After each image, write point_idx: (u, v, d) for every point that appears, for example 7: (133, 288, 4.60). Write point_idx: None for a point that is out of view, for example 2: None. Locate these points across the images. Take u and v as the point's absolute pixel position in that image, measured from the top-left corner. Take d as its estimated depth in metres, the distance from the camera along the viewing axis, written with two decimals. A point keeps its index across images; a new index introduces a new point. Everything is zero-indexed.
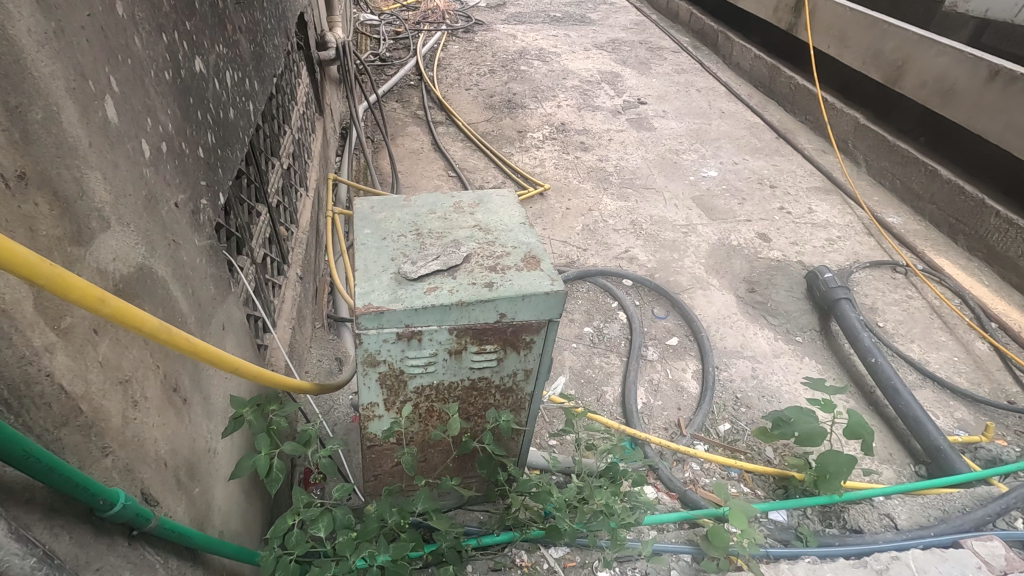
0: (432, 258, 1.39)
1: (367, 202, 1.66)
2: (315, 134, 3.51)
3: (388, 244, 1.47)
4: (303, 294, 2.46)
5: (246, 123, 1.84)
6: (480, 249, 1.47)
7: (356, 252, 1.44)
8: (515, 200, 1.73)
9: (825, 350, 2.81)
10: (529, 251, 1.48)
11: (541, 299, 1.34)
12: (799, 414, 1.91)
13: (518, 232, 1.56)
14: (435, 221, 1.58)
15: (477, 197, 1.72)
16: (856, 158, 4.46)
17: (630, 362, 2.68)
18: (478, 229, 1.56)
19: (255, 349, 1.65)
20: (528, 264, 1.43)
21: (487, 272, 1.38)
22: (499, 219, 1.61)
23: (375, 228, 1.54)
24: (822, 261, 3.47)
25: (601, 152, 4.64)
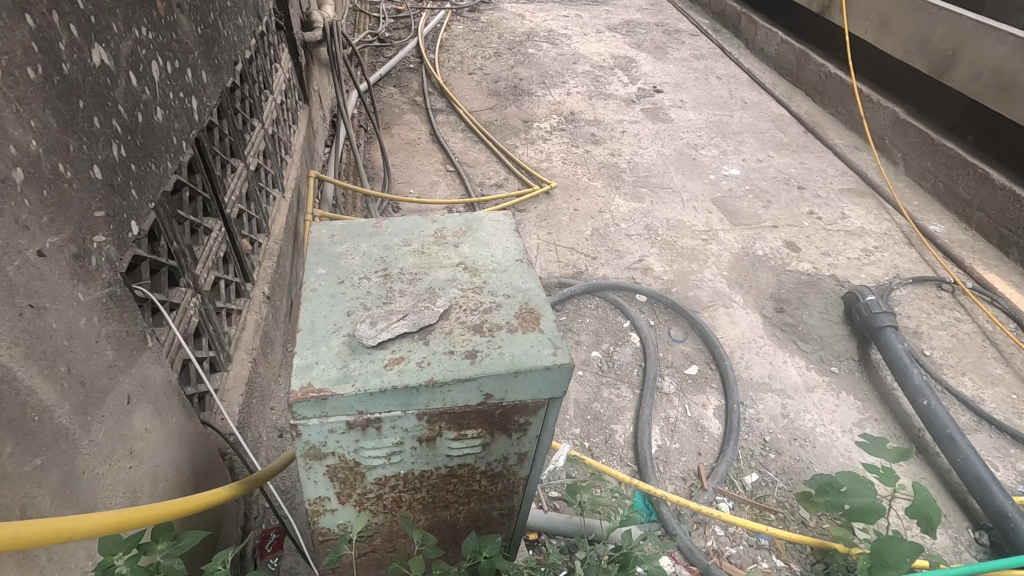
0: (399, 316, 1.07)
1: (328, 229, 1.33)
2: (298, 126, 3.17)
3: (347, 291, 1.15)
4: (271, 316, 2.15)
5: (186, 124, 1.51)
6: (463, 299, 1.15)
7: (304, 303, 1.12)
8: (512, 226, 1.39)
9: (865, 384, 2.47)
10: (525, 301, 1.16)
11: (539, 376, 1.02)
12: (852, 482, 1.57)
13: (512, 272, 1.23)
14: (410, 256, 1.26)
15: (465, 222, 1.39)
16: (893, 156, 4.07)
17: (643, 396, 2.36)
18: (463, 267, 1.24)
19: (189, 410, 1.34)
20: (524, 322, 1.10)
21: (470, 336, 1.06)
22: (490, 254, 1.29)
23: (332, 268, 1.21)
24: (858, 275, 3.11)
25: (613, 145, 4.26)
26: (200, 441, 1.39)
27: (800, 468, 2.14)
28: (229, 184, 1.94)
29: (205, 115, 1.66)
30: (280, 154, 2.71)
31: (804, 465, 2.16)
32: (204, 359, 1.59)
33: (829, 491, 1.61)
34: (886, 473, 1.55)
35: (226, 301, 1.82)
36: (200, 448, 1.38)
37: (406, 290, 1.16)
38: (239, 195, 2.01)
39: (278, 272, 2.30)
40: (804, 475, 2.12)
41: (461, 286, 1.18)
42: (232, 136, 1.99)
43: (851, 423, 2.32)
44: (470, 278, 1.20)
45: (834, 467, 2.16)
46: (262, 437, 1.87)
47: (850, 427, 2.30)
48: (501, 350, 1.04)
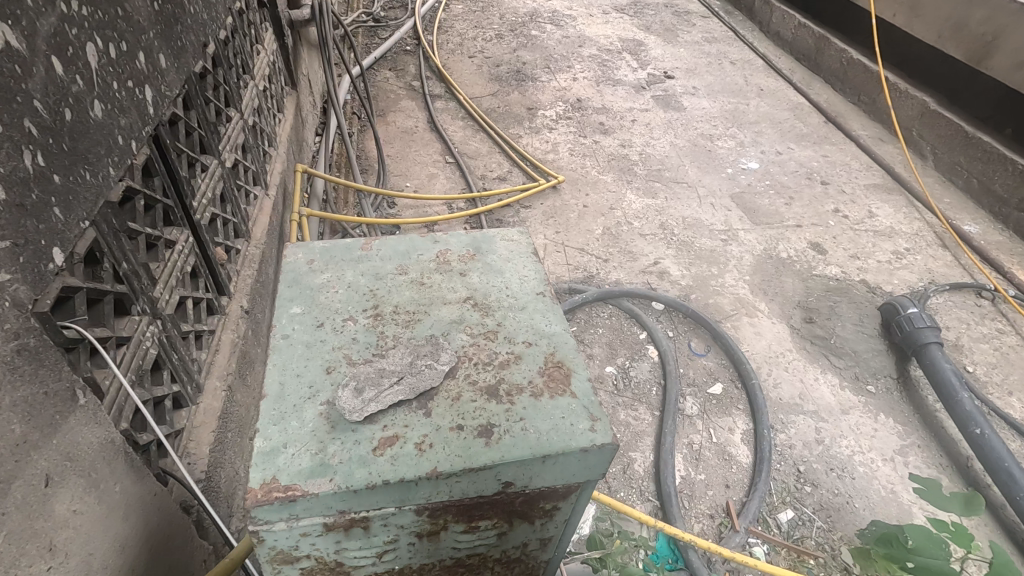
0: (391, 377, 0.84)
1: (305, 252, 1.09)
2: (283, 114, 2.90)
3: (328, 339, 0.92)
4: (252, 333, 1.91)
5: (138, 120, 1.26)
6: (473, 349, 0.92)
7: (273, 357, 0.88)
8: (527, 247, 1.16)
9: (905, 405, 2.26)
10: (550, 351, 0.93)
11: (574, 460, 0.80)
12: (922, 539, 1.39)
13: (532, 310, 1.00)
14: (406, 288, 1.02)
15: (473, 243, 1.15)
16: (922, 149, 3.82)
17: (664, 419, 2.14)
18: (472, 303, 1.00)
19: (141, 470, 1.11)
20: (550, 381, 0.87)
21: (483, 403, 0.83)
22: (505, 285, 1.05)
23: (310, 305, 0.98)
24: (890, 280, 2.89)
25: (623, 135, 3.99)
26: (156, 503, 1.16)
27: (839, 504, 1.94)
28: (198, 186, 1.70)
29: (164, 108, 1.40)
30: (264, 147, 2.44)
31: (844, 500, 1.95)
32: (166, 397, 1.36)
33: (893, 544, 1.47)
34: (962, 531, 1.34)
35: (195, 323, 1.58)
36: (157, 513, 1.16)
37: (402, 337, 0.92)
38: (211, 198, 1.76)
39: (259, 281, 2.06)
40: (844, 512, 1.91)
41: (470, 329, 0.95)
42: (202, 130, 1.74)
43: (891, 450, 2.11)
44: (482, 320, 0.97)
45: (875, 502, 1.95)
46: (240, 475, 1.65)
47: (891, 455, 2.10)
48: (524, 424, 0.81)
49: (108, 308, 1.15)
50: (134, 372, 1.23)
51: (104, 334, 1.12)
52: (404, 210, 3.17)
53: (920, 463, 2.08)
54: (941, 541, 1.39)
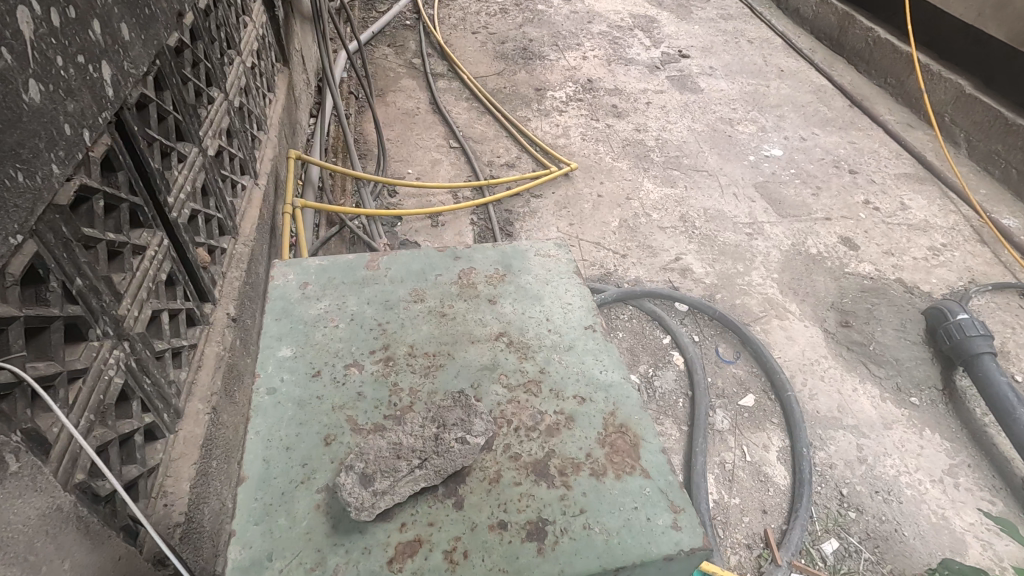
0: (418, 457, 0.90)
1: (335, 312, 1.19)
2: (275, 94, 2.66)
3: (325, 392, 1.03)
4: (240, 343, 1.70)
5: (93, 105, 1.03)
6: (515, 405, 1.03)
7: (257, 416, 0.98)
8: (566, 286, 1.28)
9: (952, 419, 2.08)
10: (613, 408, 1.04)
11: (654, 567, 0.87)
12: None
13: (582, 353, 1.13)
14: (427, 325, 1.17)
15: (505, 263, 1.33)
16: (955, 136, 3.60)
17: (694, 436, 1.97)
18: (520, 359, 1.11)
19: (99, 535, 0.92)
20: (613, 458, 0.96)
21: (534, 485, 0.92)
22: (543, 314, 1.21)
23: (299, 345, 1.11)
24: (928, 279, 2.69)
25: (637, 119, 3.75)
26: (121, 570, 0.96)
27: (887, 532, 1.77)
28: (174, 180, 1.48)
29: (127, 87, 1.17)
30: (252, 131, 2.21)
31: (892, 528, 1.78)
32: (135, 431, 1.16)
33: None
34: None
35: (172, 339, 1.38)
36: None
37: (427, 387, 1.05)
38: (191, 193, 1.55)
39: (249, 283, 1.85)
40: (893, 541, 1.75)
41: (508, 379, 1.07)
42: (178, 113, 1.51)
43: (940, 470, 1.94)
44: (520, 366, 1.10)
45: (926, 530, 1.78)
46: (228, 507, 1.45)
47: (940, 476, 1.93)
48: (588, 521, 0.88)
49: (56, 336, 0.95)
50: (92, 410, 1.02)
51: (50, 372, 0.92)
52: (406, 199, 2.94)
53: (972, 485, 1.91)
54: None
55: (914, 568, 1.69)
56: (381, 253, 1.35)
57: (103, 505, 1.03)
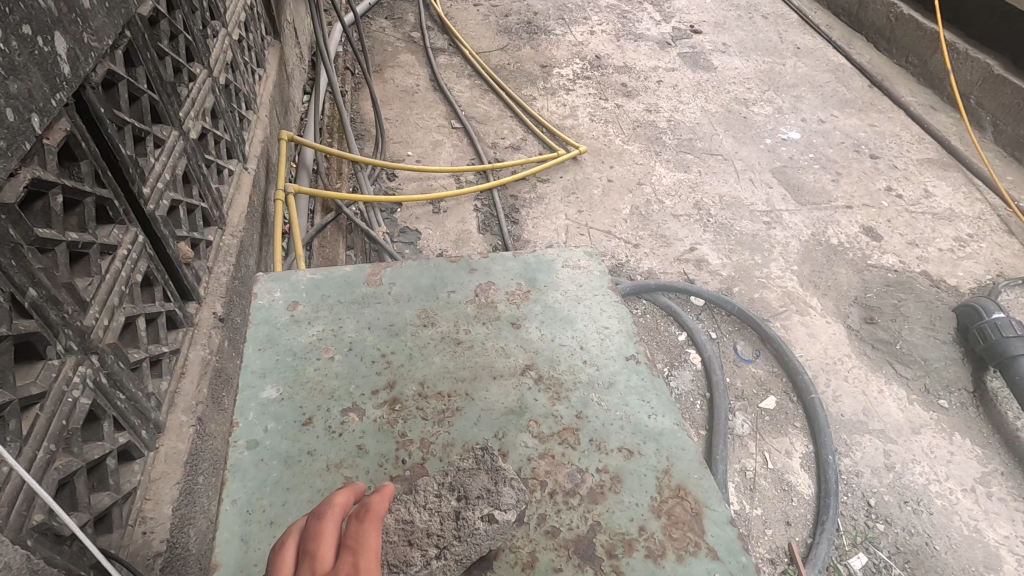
0: (434, 544, 0.82)
1: (338, 341, 1.12)
2: (266, 70, 2.48)
3: (318, 446, 0.96)
4: (230, 345, 1.57)
5: (43, 84, 0.88)
6: (550, 461, 0.96)
7: (234, 481, 0.91)
8: (598, 311, 1.20)
9: (983, 424, 1.98)
10: (667, 465, 0.97)
11: None
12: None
13: (627, 394, 1.06)
14: (443, 359, 1.10)
15: (529, 276, 1.27)
16: (981, 120, 3.44)
17: (713, 441, 1.86)
18: (554, 404, 1.04)
19: None
20: (673, 534, 0.89)
21: (577, 570, 0.85)
22: (575, 341, 1.14)
23: (285, 385, 1.04)
24: (955, 272, 2.56)
25: (648, 98, 3.57)
26: None
27: (917, 546, 1.67)
28: (150, 167, 1.32)
29: (88, 62, 1.01)
30: (240, 110, 2.04)
31: (922, 541, 1.68)
32: (107, 455, 1.04)
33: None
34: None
35: (150, 346, 1.25)
36: None
37: (443, 438, 0.98)
38: (170, 180, 1.40)
39: (238, 277, 1.70)
40: (923, 556, 1.65)
41: (539, 428, 1.00)
42: (154, 93, 1.36)
43: (972, 479, 1.84)
44: (552, 411, 1.02)
45: (957, 543, 1.68)
46: None
47: (971, 485, 1.82)
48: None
49: (4, 359, 0.84)
50: (51, 438, 0.90)
51: None
52: (407, 184, 2.78)
53: (1005, 494, 1.81)
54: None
55: None
56: (383, 265, 1.28)
57: (68, 545, 0.90)
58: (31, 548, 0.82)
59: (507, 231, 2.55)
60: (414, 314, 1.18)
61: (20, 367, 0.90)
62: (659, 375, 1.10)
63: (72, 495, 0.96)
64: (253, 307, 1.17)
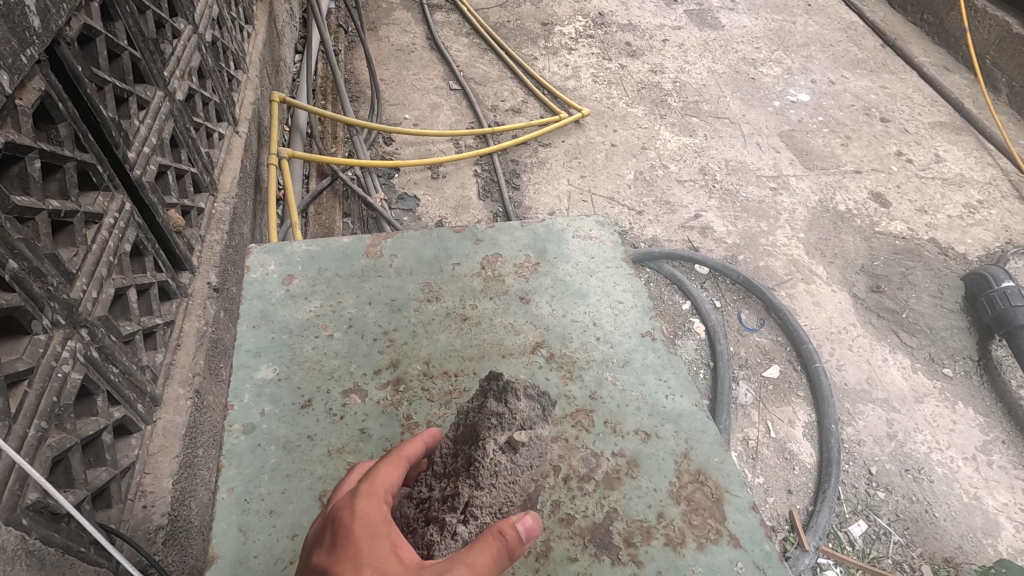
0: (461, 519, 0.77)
1: (340, 317, 1.08)
2: (255, 27, 2.36)
3: (318, 431, 0.94)
4: (226, 316, 1.53)
5: (10, 39, 0.81)
6: (564, 445, 0.94)
7: (231, 467, 0.89)
8: (614, 287, 1.16)
9: (987, 392, 1.98)
10: (686, 448, 0.95)
11: None
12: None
13: (643, 374, 1.03)
14: (449, 337, 1.07)
15: (538, 247, 1.22)
16: (996, 81, 3.34)
17: (717, 410, 1.85)
18: (566, 383, 1.01)
19: (57, 568, 0.83)
20: (692, 521, 0.87)
21: (593, 560, 0.83)
22: (588, 317, 1.11)
23: (282, 364, 1.01)
24: (963, 239, 2.51)
25: (653, 59, 3.44)
26: None
27: (918, 513, 1.68)
28: (134, 130, 1.26)
29: (61, 15, 0.93)
30: (229, 70, 1.95)
31: (922, 508, 1.69)
32: (101, 431, 1.01)
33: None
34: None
35: (143, 318, 1.21)
36: None
37: (450, 421, 0.96)
38: (157, 144, 1.33)
39: (232, 245, 1.65)
40: (924, 524, 1.66)
41: (552, 409, 0.98)
42: (135, 50, 1.27)
43: (974, 448, 1.84)
44: (566, 391, 1.00)
45: (957, 510, 1.69)
46: None
47: (973, 453, 1.83)
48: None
49: None
50: (42, 415, 0.87)
51: None
52: (405, 148, 2.70)
53: (1007, 462, 1.82)
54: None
55: (945, 552, 1.61)
56: (384, 234, 1.23)
57: (66, 522, 0.89)
58: (27, 528, 0.80)
59: (508, 198, 2.48)
60: (418, 289, 1.14)
61: (4, 343, 0.86)
62: (676, 352, 1.07)
63: (68, 473, 0.93)
64: (246, 281, 1.13)
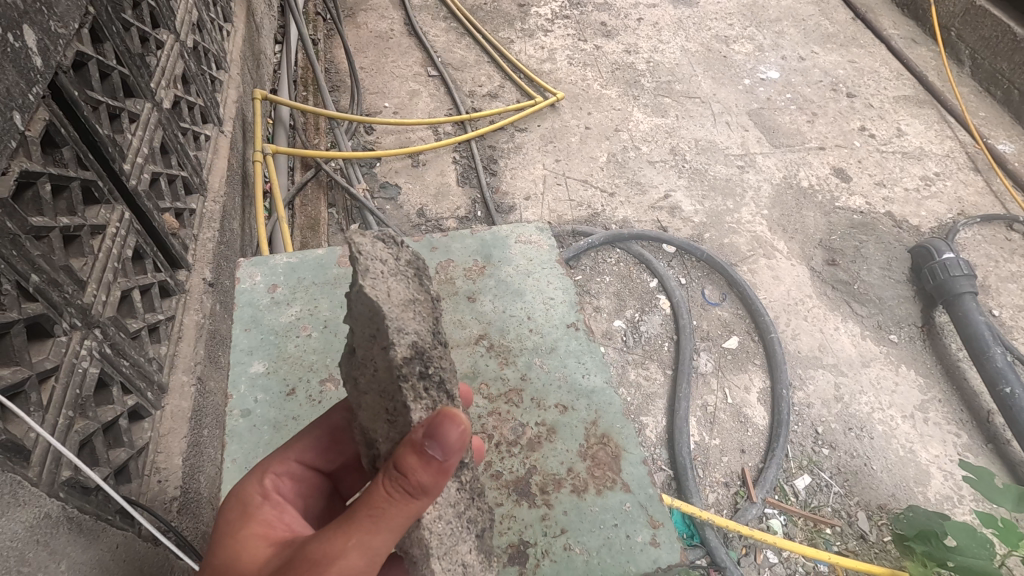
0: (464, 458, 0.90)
1: (314, 317, 1.23)
2: (233, 24, 2.43)
3: (302, 412, 1.09)
4: (221, 307, 1.66)
5: (19, 81, 0.93)
6: (497, 417, 1.11)
7: (232, 443, 1.05)
8: (555, 289, 1.31)
9: (928, 355, 2.16)
10: (595, 417, 1.13)
11: None
12: (965, 538, 1.48)
13: (568, 360, 1.20)
14: None
15: (485, 253, 1.37)
16: (960, 54, 3.44)
17: (678, 380, 2.01)
18: (503, 366, 1.17)
19: (93, 530, 0.99)
20: (595, 473, 1.06)
21: (515, 504, 1.02)
22: (524, 312, 1.26)
23: (270, 360, 1.16)
24: (919, 212, 2.65)
25: (628, 39, 3.50)
26: (121, 556, 1.04)
27: (857, 466, 1.86)
28: (128, 143, 1.37)
29: (59, 51, 1.04)
30: (211, 72, 2.03)
31: (861, 462, 1.87)
32: (119, 417, 1.16)
33: (931, 541, 1.54)
34: (1010, 529, 1.37)
35: (147, 315, 1.34)
36: (123, 565, 1.04)
37: None
38: (149, 154, 1.45)
39: (223, 242, 1.77)
40: (862, 476, 1.85)
41: (489, 389, 1.14)
42: (124, 67, 1.37)
43: (912, 406, 2.02)
44: (503, 373, 1.16)
45: (893, 462, 1.88)
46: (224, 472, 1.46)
47: (911, 412, 2.01)
48: (569, 541, 0.99)
49: (18, 340, 0.93)
50: (69, 406, 1.02)
51: (18, 379, 0.92)
52: (382, 137, 2.79)
53: (940, 418, 2.01)
54: (983, 540, 1.47)
55: (880, 499, 1.80)
56: (354, 245, 1.37)
57: (94, 494, 1.04)
58: (65, 499, 0.96)
59: (485, 183, 2.60)
60: None
61: (33, 345, 1.00)
62: (595, 340, 1.23)
63: (93, 453, 1.09)
64: (236, 290, 1.26)
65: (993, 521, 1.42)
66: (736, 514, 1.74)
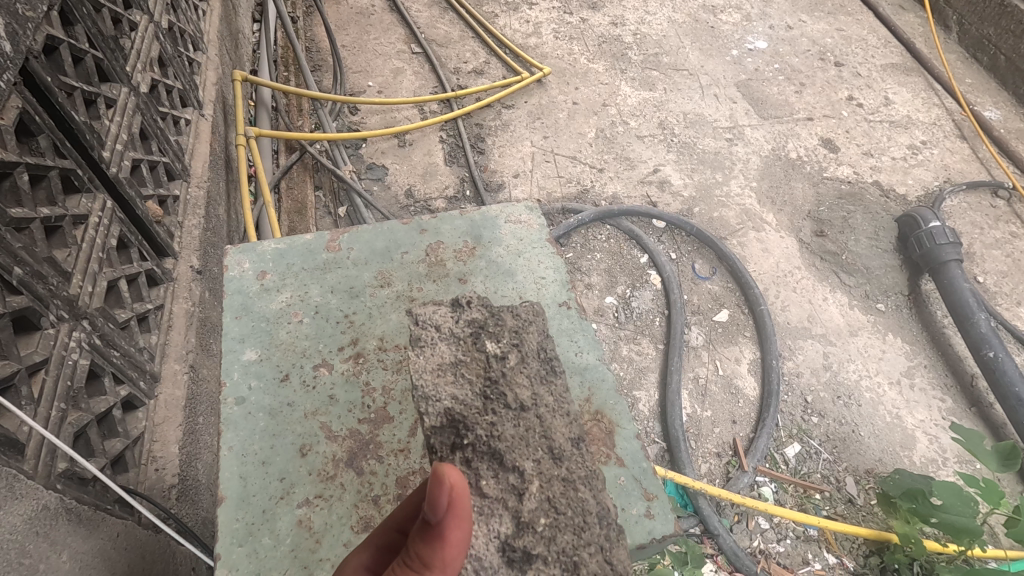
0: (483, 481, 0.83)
1: (305, 305, 1.22)
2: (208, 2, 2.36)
3: (296, 398, 1.09)
4: (210, 294, 1.65)
5: None
6: None
7: (228, 430, 1.05)
8: (547, 269, 1.31)
9: (914, 323, 2.20)
10: (588, 394, 1.14)
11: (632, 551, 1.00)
12: (949, 496, 1.45)
13: (561, 340, 1.20)
14: (397, 312, 1.22)
15: (475, 234, 1.36)
16: (947, 20, 3.42)
17: (669, 355, 2.03)
18: None
19: (93, 521, 1.00)
20: (590, 449, 1.07)
21: None
22: (516, 293, 1.26)
23: (263, 347, 1.15)
24: (907, 181, 2.66)
25: (615, 11, 3.44)
26: (122, 544, 1.05)
27: (845, 434, 1.91)
28: (106, 130, 1.34)
29: (28, 34, 1.01)
30: (189, 53, 1.98)
31: (849, 429, 1.92)
32: (112, 408, 1.15)
33: (918, 500, 1.54)
34: (990, 488, 1.41)
35: (135, 305, 1.33)
36: (125, 553, 1.05)
37: (402, 384, 1.12)
38: (128, 140, 1.41)
39: (209, 228, 1.74)
40: (850, 442, 1.89)
41: None
42: (97, 51, 1.33)
43: (899, 373, 2.07)
44: None
45: (880, 428, 1.93)
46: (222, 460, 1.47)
47: (897, 378, 2.05)
48: None
49: (5, 334, 0.93)
50: (60, 398, 1.02)
51: (7, 373, 0.91)
52: (368, 117, 2.74)
53: (926, 384, 2.05)
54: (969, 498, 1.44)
55: (867, 464, 1.85)
56: (343, 230, 1.35)
57: (92, 485, 1.05)
58: (63, 491, 0.97)
59: (473, 162, 2.57)
60: (372, 277, 1.27)
61: (19, 339, 0.99)
62: (588, 318, 1.24)
63: (88, 445, 1.09)
64: (225, 279, 1.25)
65: (974, 480, 1.46)
66: (728, 483, 1.78)
